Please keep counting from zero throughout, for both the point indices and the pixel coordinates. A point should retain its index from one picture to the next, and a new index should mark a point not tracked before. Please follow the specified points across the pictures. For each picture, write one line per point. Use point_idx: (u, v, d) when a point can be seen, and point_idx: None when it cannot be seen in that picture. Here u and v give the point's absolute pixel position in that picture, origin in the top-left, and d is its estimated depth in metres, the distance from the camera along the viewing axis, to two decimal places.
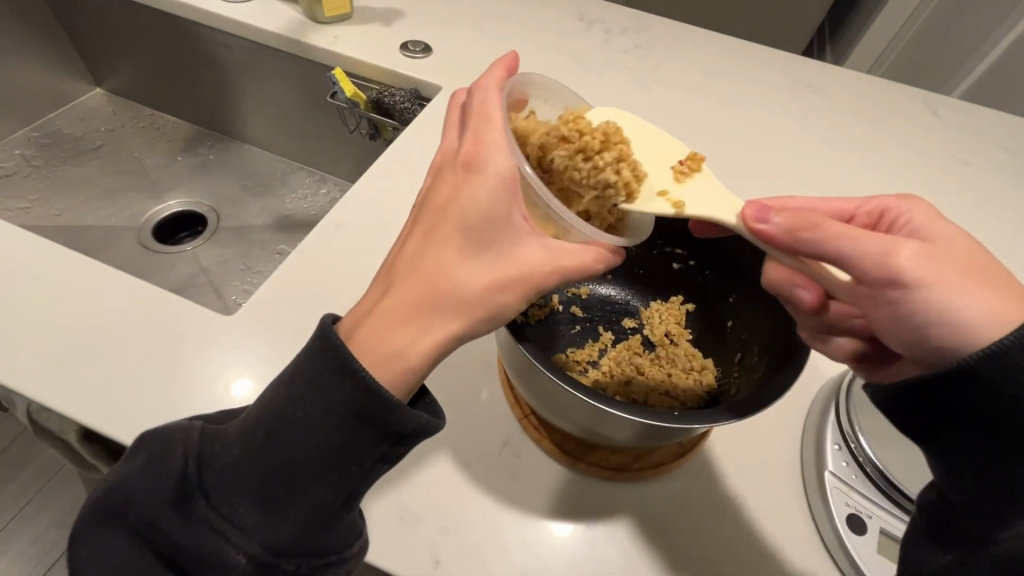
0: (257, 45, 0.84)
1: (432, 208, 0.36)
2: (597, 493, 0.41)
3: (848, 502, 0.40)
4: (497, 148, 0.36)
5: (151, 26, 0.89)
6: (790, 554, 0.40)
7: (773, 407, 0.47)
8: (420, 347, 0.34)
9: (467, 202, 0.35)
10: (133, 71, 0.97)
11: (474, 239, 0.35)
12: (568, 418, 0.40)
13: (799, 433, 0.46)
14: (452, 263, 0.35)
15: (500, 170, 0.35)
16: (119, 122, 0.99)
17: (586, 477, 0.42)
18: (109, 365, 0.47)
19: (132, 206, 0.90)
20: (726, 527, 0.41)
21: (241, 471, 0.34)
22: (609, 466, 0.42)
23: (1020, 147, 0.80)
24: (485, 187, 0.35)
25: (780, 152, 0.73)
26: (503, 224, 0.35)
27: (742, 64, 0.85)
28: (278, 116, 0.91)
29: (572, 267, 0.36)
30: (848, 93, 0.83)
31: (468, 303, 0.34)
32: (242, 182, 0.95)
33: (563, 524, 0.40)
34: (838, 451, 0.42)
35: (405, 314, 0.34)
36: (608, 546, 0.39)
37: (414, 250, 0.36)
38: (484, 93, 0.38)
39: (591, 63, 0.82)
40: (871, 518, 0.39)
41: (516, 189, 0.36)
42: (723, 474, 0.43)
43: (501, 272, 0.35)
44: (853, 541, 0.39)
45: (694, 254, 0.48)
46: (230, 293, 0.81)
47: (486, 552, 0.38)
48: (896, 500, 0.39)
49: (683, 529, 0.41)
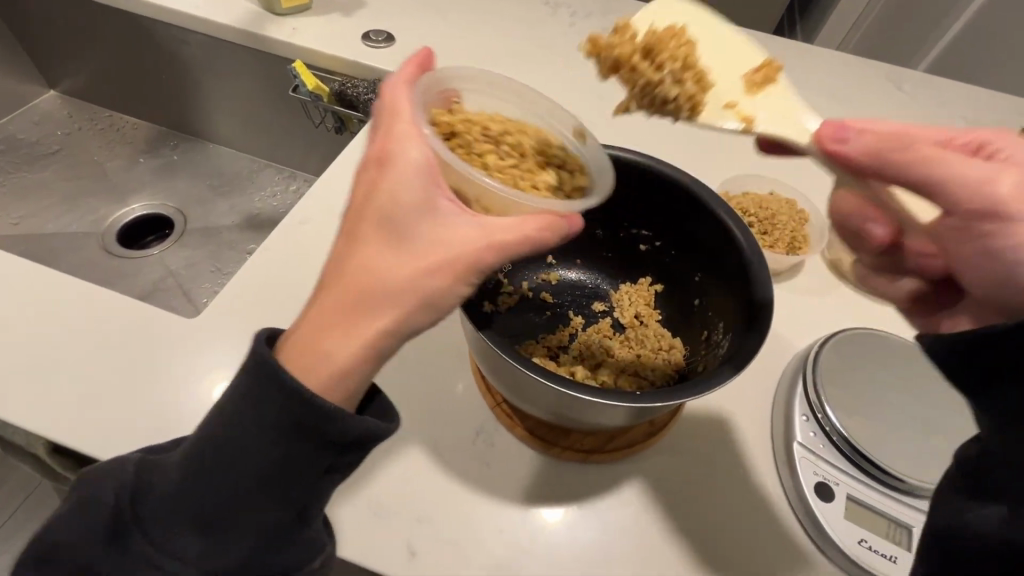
0: (214, 40, 0.81)
1: (349, 211, 0.34)
2: (571, 476, 0.42)
3: (816, 471, 0.41)
4: (408, 137, 0.33)
5: (103, 23, 0.86)
6: (760, 521, 0.41)
7: (744, 381, 0.48)
8: (348, 350, 0.31)
9: (384, 192, 0.32)
10: (88, 72, 0.93)
11: (394, 231, 0.32)
12: (540, 404, 0.40)
13: (769, 405, 0.47)
14: (373, 260, 0.31)
15: (413, 157, 0.33)
16: (76, 125, 0.96)
17: (559, 461, 0.42)
18: (71, 374, 0.46)
19: (94, 211, 0.88)
20: (699, 500, 0.42)
21: (185, 496, 0.33)
22: (582, 448, 0.42)
23: (981, 118, 0.81)
24: (398, 174, 0.32)
25: (748, 130, 0.73)
26: (425, 210, 0.32)
27: None
28: (242, 112, 0.88)
29: (513, 241, 0.33)
30: (813, 70, 0.84)
31: (395, 296, 0.31)
32: (208, 182, 0.93)
33: (540, 507, 0.40)
34: (806, 422, 0.43)
35: (329, 322, 0.32)
36: (585, 526, 0.40)
37: (335, 256, 0.33)
38: (390, 89, 0.36)
39: (558, 47, 0.81)
40: (838, 485, 0.40)
41: (429, 172, 0.33)
42: (695, 448, 0.44)
43: (431, 258, 0.31)
44: (821, 508, 0.40)
45: (659, 235, 0.47)
46: (200, 295, 0.79)
47: (462, 540, 0.38)
48: (861, 466, 0.40)
49: (658, 505, 0.41)
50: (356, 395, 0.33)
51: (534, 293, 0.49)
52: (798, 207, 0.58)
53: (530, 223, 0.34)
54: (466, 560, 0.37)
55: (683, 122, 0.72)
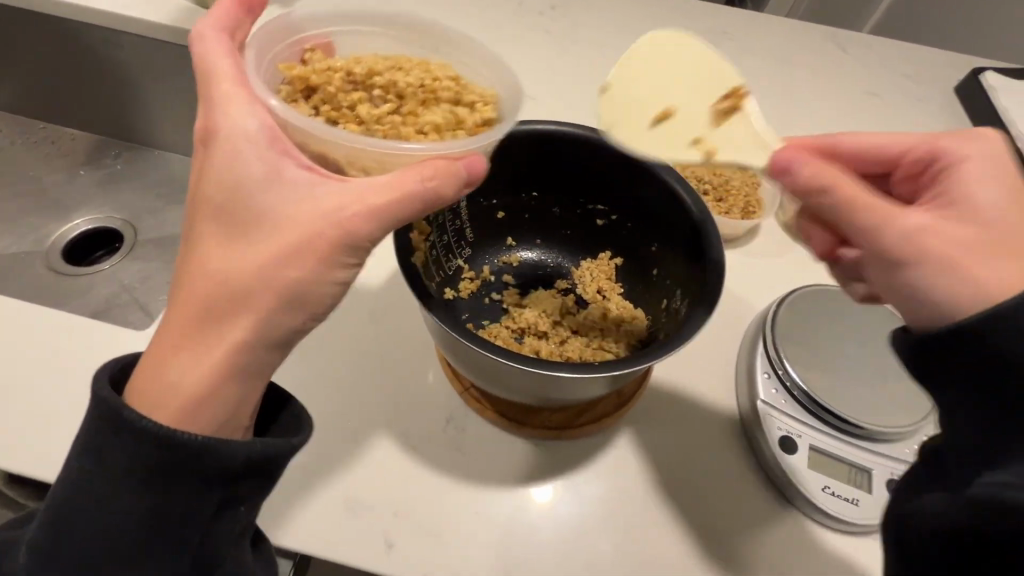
0: (148, 40, 0.77)
1: (192, 202, 0.34)
2: (543, 454, 0.42)
3: (779, 425, 0.42)
4: (225, 109, 0.33)
5: (26, 30, 0.81)
6: (729, 480, 0.42)
7: (707, 347, 0.49)
8: (199, 372, 0.31)
9: (227, 178, 0.32)
10: (15, 83, 0.88)
11: (229, 223, 0.32)
12: (505, 384, 0.40)
13: (731, 366, 0.48)
14: (212, 258, 0.32)
15: (230, 130, 0.33)
16: (7, 140, 0.90)
17: (531, 441, 0.42)
18: (18, 401, 0.44)
19: (36, 230, 0.83)
20: (671, 465, 0.43)
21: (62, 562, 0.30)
22: (552, 426, 0.42)
23: (924, 74, 0.83)
24: (221, 158, 0.33)
25: None
26: (260, 193, 0.32)
27: (658, 16, 0.85)
28: (185, 115, 0.85)
29: (366, 204, 0.32)
30: (762, 36, 0.84)
31: (244, 291, 0.31)
32: (157, 191, 0.89)
33: (514, 488, 0.40)
34: (767, 379, 0.44)
35: (185, 334, 0.31)
36: (560, 501, 0.40)
37: (192, 246, 0.33)
38: (202, 46, 0.34)
39: (508, 28, 0.79)
40: (800, 438, 0.42)
41: (271, 152, 0.33)
42: (664, 416, 0.45)
43: (285, 239, 0.32)
44: (786, 461, 0.41)
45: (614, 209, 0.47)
46: (158, 309, 0.76)
47: (439, 527, 0.38)
48: (820, 417, 0.42)
49: (632, 474, 0.42)
50: (246, 406, 0.33)
51: (497, 278, 0.49)
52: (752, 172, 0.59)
53: (400, 187, 0.32)
54: (444, 545, 0.38)
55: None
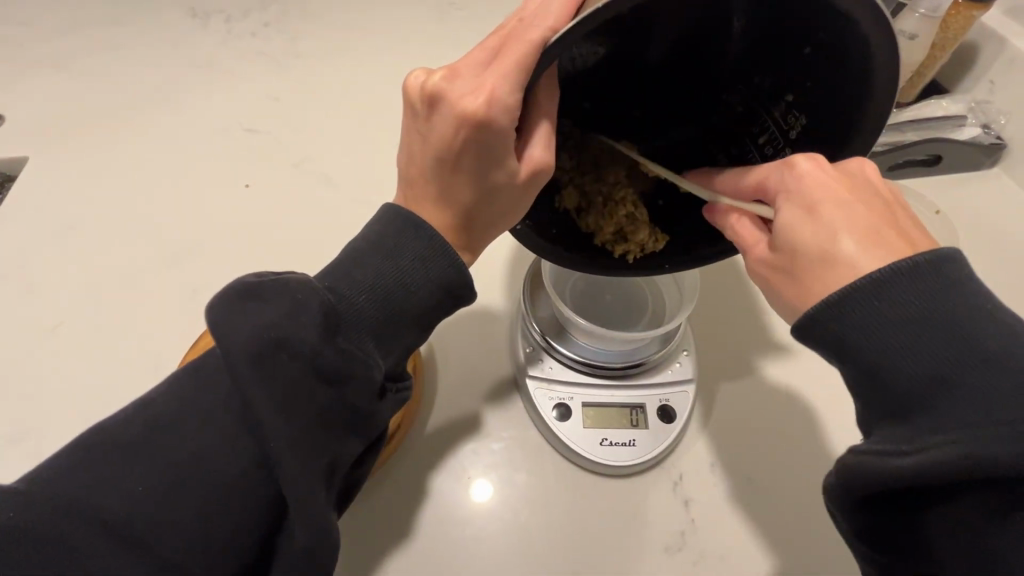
0: None
1: (449, 147, 0.57)
2: (385, 496, 0.78)
3: (506, 420, 0.85)
4: (499, 111, 0.53)
5: None
6: (470, 468, 0.80)
7: (477, 395, 0.87)
8: (473, 192, 0.59)
9: (488, 117, 0.53)
10: None
11: (481, 156, 0.57)
12: (368, 491, 0.78)
13: (491, 398, 0.87)
14: (470, 169, 0.58)
15: (504, 123, 0.53)
16: None
17: (371, 492, 0.78)
18: None
19: None
20: (445, 490, 0.78)
21: (131, 525, 0.45)
22: (379, 475, 0.79)
23: None
24: (501, 122, 0.53)
25: (326, 166, 1.16)
26: (498, 152, 0.56)
27: (256, 113, 1.24)
28: None
29: (533, 174, 0.58)
30: (355, 109, 1.25)
31: (464, 188, 0.59)
32: None
33: (364, 507, 0.77)
34: (548, 361, 0.85)
35: (449, 177, 0.59)
36: (427, 530, 0.76)
37: (432, 180, 0.60)
38: (464, 89, 0.54)
39: (105, 146, 1.18)
40: (493, 435, 0.83)
41: (494, 108, 0.53)
42: (465, 452, 0.81)
43: (448, 152, 0.57)
44: (492, 450, 0.82)
45: (356, 339, 0.55)
46: None
47: (355, 538, 0.75)
48: (554, 354, 0.85)
49: (427, 502, 0.78)
50: (373, 387, 0.56)
51: None
52: (236, 250, 1.05)
53: (540, 165, 0.58)
54: (357, 545, 0.75)
55: (139, 193, 1.12)
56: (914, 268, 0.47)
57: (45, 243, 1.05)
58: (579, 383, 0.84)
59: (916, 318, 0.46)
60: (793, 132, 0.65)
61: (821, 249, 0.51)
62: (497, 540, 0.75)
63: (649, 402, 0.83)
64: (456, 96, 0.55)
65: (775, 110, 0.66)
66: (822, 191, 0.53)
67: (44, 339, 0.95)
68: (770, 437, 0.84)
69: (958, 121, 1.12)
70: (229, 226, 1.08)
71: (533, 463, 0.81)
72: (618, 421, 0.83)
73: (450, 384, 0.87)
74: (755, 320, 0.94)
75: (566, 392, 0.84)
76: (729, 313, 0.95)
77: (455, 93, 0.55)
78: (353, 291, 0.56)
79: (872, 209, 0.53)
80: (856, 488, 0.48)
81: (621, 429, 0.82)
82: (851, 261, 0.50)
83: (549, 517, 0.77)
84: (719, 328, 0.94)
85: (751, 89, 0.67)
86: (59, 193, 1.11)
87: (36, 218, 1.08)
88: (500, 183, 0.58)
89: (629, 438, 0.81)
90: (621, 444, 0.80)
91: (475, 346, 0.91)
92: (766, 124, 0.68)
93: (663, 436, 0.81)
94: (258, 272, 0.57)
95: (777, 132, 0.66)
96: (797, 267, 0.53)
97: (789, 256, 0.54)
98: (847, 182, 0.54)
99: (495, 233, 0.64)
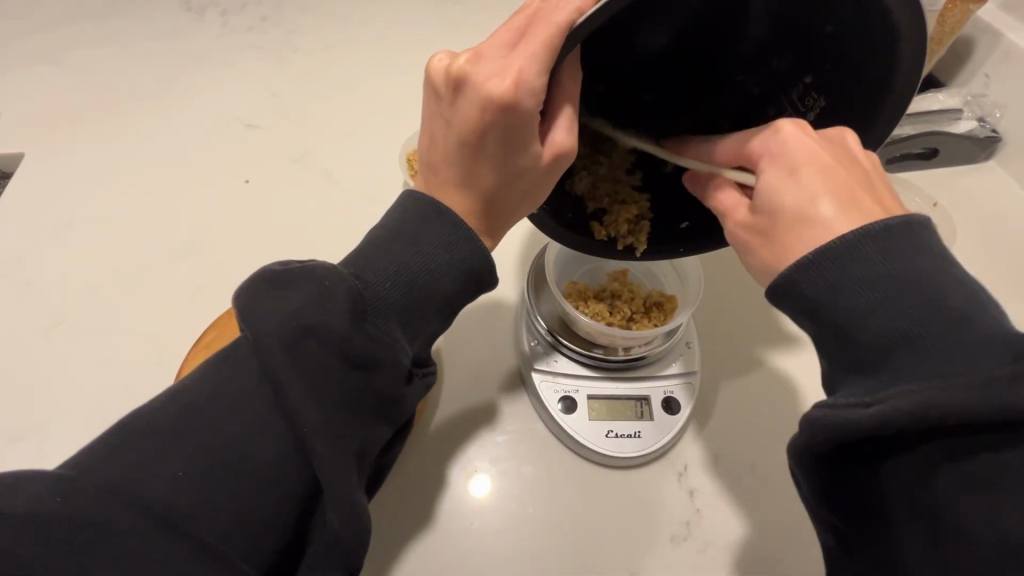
0: None
1: (472, 131, 0.57)
2: (405, 488, 0.78)
3: (522, 410, 0.85)
4: (523, 95, 0.53)
5: None
6: (487, 459, 0.81)
7: (491, 384, 0.88)
8: (495, 176, 0.60)
9: (513, 100, 0.53)
10: None
11: (505, 139, 0.57)
12: (389, 483, 0.79)
13: (506, 387, 0.87)
14: (492, 152, 0.58)
15: (528, 106, 0.54)
16: None
17: (390, 484, 0.79)
18: None
19: None
20: (463, 480, 0.79)
21: (173, 507, 0.46)
22: (399, 467, 0.80)
23: None
24: (527, 105, 0.54)
25: (328, 163, 1.16)
26: (521, 135, 0.56)
27: (255, 110, 1.23)
28: None
29: (556, 158, 0.58)
30: (353, 105, 1.25)
31: (485, 171, 0.60)
32: None
33: (383, 499, 0.78)
34: (553, 357, 0.86)
35: (471, 161, 0.59)
36: (448, 521, 0.76)
37: (452, 164, 0.60)
38: (490, 71, 0.55)
39: (105, 144, 1.17)
40: (508, 425, 0.84)
41: (519, 90, 0.53)
42: (482, 442, 0.82)
43: (472, 135, 0.57)
44: (507, 440, 0.83)
45: (380, 323, 0.56)
46: None
47: (379, 530, 0.76)
48: (560, 347, 0.86)
49: (447, 492, 0.78)
50: (398, 372, 0.56)
51: None
52: (236, 247, 1.04)
53: (562, 150, 0.58)
54: (380, 535, 0.75)
55: (140, 191, 1.11)
56: (883, 231, 0.47)
57: (49, 240, 1.04)
58: (587, 375, 0.85)
59: (897, 279, 0.46)
60: (811, 114, 0.65)
61: (796, 211, 0.52)
62: (512, 530, 0.76)
63: (653, 395, 0.84)
64: (480, 78, 0.55)
65: (792, 92, 0.67)
66: (800, 157, 0.54)
67: (46, 339, 0.94)
68: (781, 425, 0.85)
69: (953, 115, 1.13)
70: (235, 223, 1.07)
71: (541, 455, 0.82)
72: (625, 413, 0.83)
73: (465, 374, 0.88)
74: (762, 308, 0.96)
75: (576, 384, 0.84)
76: (736, 304, 0.96)
77: (480, 76, 0.55)
78: (373, 278, 0.56)
79: (850, 175, 0.54)
80: (823, 442, 0.48)
81: (628, 420, 0.82)
82: (827, 223, 0.50)
83: (563, 505, 0.78)
84: (724, 321, 0.94)
85: (770, 75, 0.68)
86: (61, 191, 1.10)
87: (33, 217, 1.07)
88: (525, 167, 0.59)
89: (634, 430, 0.82)
90: (626, 436, 0.81)
91: (489, 335, 0.92)
92: (779, 102, 0.69)
93: (671, 426, 0.82)
94: (281, 261, 0.57)
95: (795, 115, 0.67)
96: (772, 230, 0.55)
97: (766, 220, 0.55)
98: (832, 153, 0.55)
99: (516, 217, 0.64)
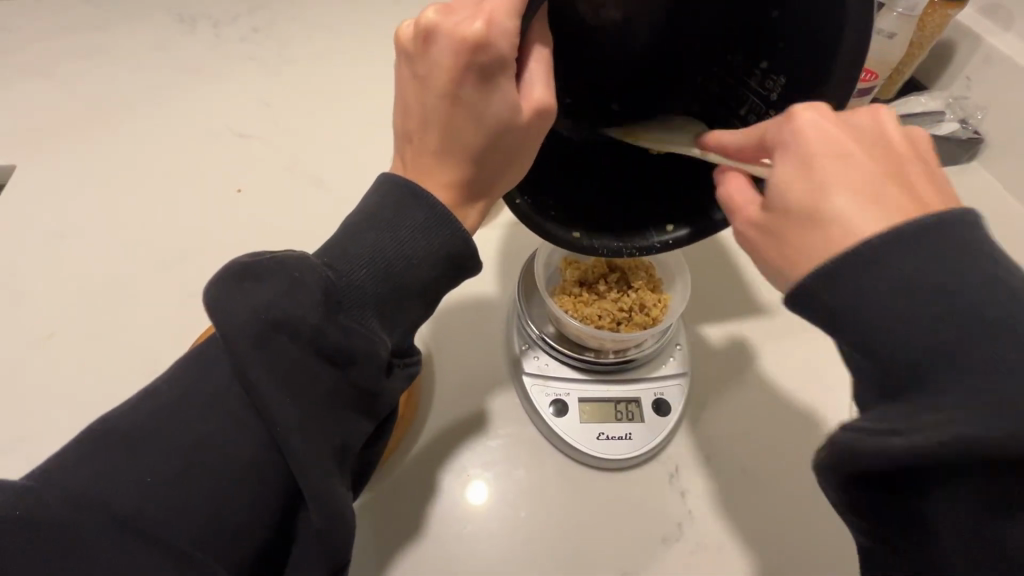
0: None
1: (448, 81, 0.57)
2: (391, 490, 0.79)
3: (514, 408, 0.86)
4: (499, 36, 0.54)
5: None
6: (479, 459, 0.82)
7: (476, 381, 0.88)
8: (475, 135, 0.59)
9: (488, 41, 0.54)
10: None
11: (482, 88, 0.57)
12: (376, 487, 0.79)
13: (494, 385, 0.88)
14: (470, 103, 0.58)
15: (504, 48, 0.54)
16: None
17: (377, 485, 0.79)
18: None
19: None
20: (452, 480, 0.79)
21: (146, 513, 0.46)
22: (384, 469, 0.80)
23: None
24: (502, 47, 0.54)
25: (315, 170, 1.17)
26: (500, 81, 0.57)
27: (243, 119, 1.24)
28: None
29: (536, 106, 0.58)
30: (340, 114, 1.26)
31: (464, 128, 0.59)
32: None
33: (371, 501, 0.78)
34: (537, 357, 0.86)
35: (449, 119, 0.59)
36: (438, 521, 0.77)
37: (429, 123, 0.60)
38: (461, 19, 0.55)
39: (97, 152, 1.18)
40: (498, 426, 0.84)
41: (495, 30, 0.54)
42: (472, 442, 0.83)
43: (448, 86, 0.57)
44: (498, 440, 0.83)
45: (356, 310, 0.56)
46: None
47: (368, 532, 0.76)
48: (545, 347, 0.86)
49: (434, 493, 0.79)
50: (379, 362, 0.57)
51: None
52: (226, 253, 1.05)
53: (541, 98, 0.59)
54: (369, 537, 0.76)
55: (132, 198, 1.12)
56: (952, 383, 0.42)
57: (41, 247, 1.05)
58: (575, 378, 0.85)
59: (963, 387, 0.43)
60: (774, 96, 0.64)
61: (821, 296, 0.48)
62: (502, 530, 0.76)
63: (642, 397, 0.85)
64: (452, 27, 0.56)
65: (751, 81, 0.67)
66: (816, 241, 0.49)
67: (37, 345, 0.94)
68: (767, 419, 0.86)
69: (935, 117, 1.15)
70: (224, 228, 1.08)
71: (533, 459, 0.82)
72: (617, 415, 0.84)
73: (449, 373, 0.89)
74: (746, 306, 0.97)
75: (561, 382, 0.85)
76: (718, 301, 0.97)
77: (452, 25, 0.56)
78: (347, 267, 0.56)
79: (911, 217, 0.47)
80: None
81: (616, 423, 0.83)
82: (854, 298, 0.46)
83: (556, 506, 0.79)
84: (706, 320, 0.95)
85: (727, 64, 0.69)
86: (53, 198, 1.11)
87: (25, 227, 1.07)
88: (503, 120, 0.58)
89: (624, 432, 0.82)
90: (617, 438, 0.82)
91: (473, 332, 0.93)
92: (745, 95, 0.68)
93: (658, 428, 0.82)
94: (251, 253, 0.57)
95: (759, 102, 0.67)
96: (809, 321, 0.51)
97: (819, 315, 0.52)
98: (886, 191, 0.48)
99: (497, 184, 0.64)
